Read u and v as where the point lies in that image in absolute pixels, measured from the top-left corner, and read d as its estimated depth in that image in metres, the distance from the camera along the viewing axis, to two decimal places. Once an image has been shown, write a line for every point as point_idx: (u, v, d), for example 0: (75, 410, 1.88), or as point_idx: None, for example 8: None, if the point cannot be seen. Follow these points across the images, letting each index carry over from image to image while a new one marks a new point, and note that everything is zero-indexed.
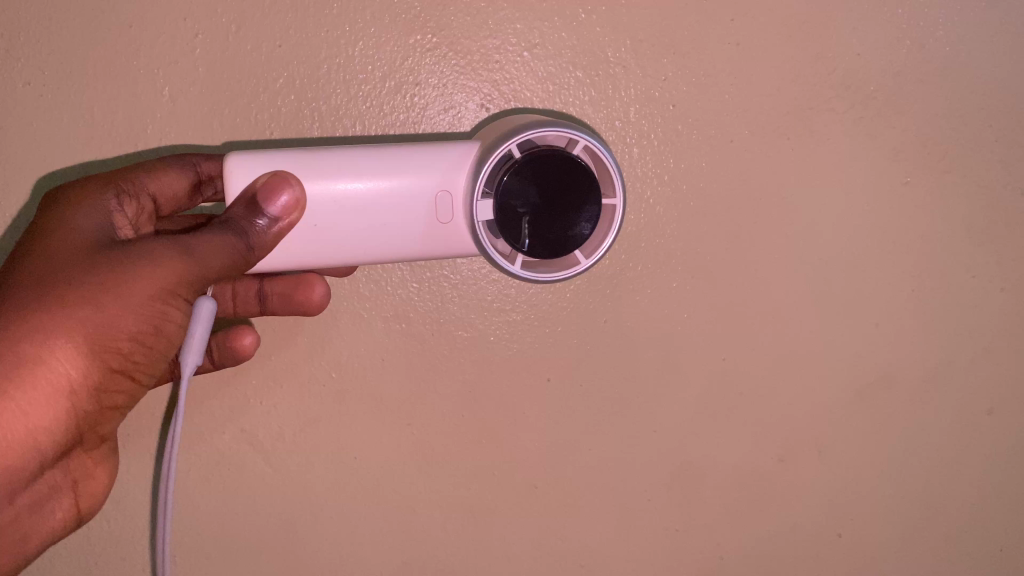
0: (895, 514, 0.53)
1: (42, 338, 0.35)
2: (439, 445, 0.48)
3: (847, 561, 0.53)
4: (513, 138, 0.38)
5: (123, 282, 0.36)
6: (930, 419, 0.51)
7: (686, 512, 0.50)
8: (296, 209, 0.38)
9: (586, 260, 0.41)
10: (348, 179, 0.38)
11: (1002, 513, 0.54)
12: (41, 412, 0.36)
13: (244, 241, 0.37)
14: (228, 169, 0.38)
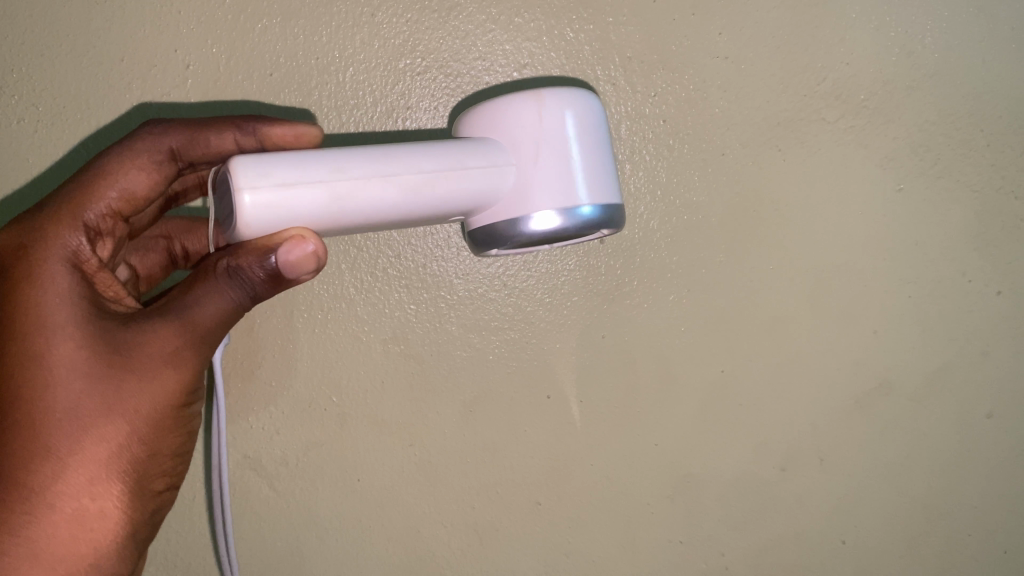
0: (902, 520, 0.52)
1: (98, 486, 0.31)
2: (441, 464, 0.47)
3: (856, 569, 0.52)
4: (550, 229, 0.35)
5: (157, 403, 0.32)
6: (935, 426, 0.51)
7: (689, 525, 0.50)
8: (314, 268, 0.32)
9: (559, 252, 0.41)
10: (375, 218, 0.33)
11: (1010, 516, 0.53)
12: (110, 564, 0.32)
13: (252, 299, 0.33)
14: (243, 226, 0.30)
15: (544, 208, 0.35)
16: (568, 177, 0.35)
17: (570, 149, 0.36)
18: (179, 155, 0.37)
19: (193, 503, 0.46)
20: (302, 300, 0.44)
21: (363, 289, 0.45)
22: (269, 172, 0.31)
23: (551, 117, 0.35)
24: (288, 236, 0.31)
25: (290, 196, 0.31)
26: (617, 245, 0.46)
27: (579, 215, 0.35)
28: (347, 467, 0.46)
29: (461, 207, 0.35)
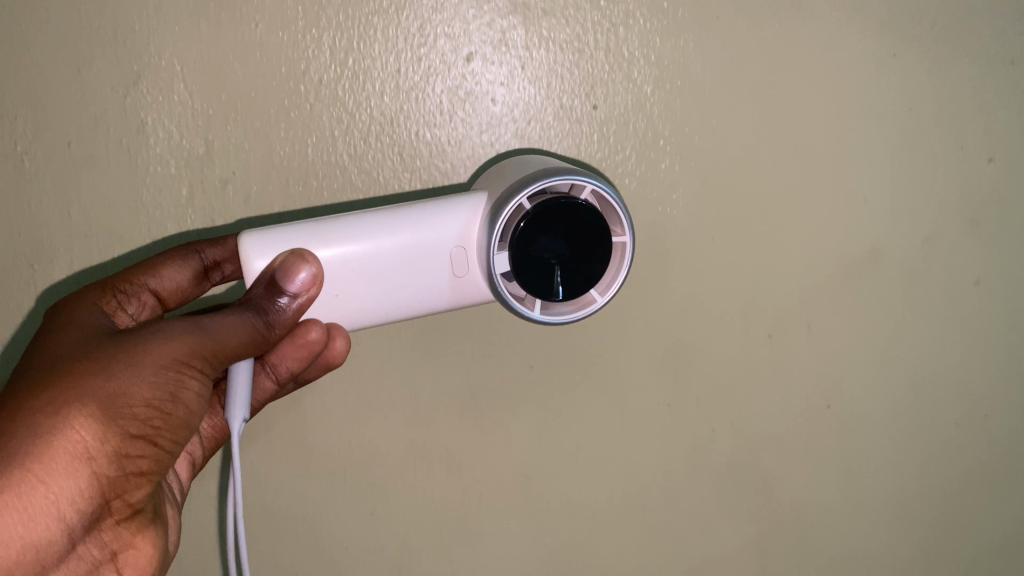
0: (885, 387, 0.53)
1: (61, 405, 0.34)
2: (439, 332, 0.47)
3: (837, 431, 0.54)
4: (524, 191, 0.39)
5: (136, 353, 0.36)
6: (923, 294, 0.52)
7: (678, 389, 0.51)
8: (314, 285, 0.39)
9: (601, 298, 0.42)
10: (367, 248, 0.40)
11: (990, 380, 0.54)
12: (60, 480, 0.33)
13: (263, 319, 0.39)
14: (243, 251, 0.38)
15: (514, 187, 0.39)
16: (529, 171, 0.41)
17: (526, 165, 0.42)
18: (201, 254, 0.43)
19: None
20: (298, 170, 0.45)
21: (356, 161, 0.45)
22: (265, 232, 0.38)
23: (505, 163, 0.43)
24: (282, 259, 0.38)
25: (282, 230, 0.39)
26: (611, 112, 0.46)
27: (549, 177, 0.39)
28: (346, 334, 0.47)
29: (443, 227, 0.41)
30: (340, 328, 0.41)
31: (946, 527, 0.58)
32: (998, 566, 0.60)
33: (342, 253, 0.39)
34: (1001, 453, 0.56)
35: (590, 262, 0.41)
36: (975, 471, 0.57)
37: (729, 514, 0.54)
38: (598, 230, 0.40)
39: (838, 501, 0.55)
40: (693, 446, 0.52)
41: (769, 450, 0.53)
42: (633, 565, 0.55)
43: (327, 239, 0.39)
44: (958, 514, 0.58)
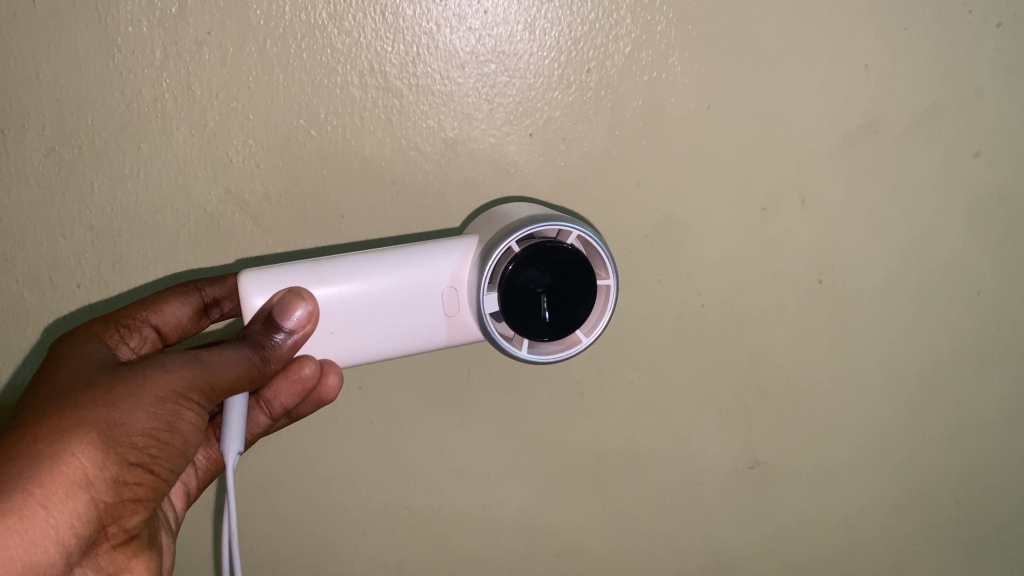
0: (878, 262, 0.51)
1: (61, 435, 0.34)
2: (427, 205, 0.47)
3: (827, 305, 0.52)
4: (514, 235, 0.40)
5: (137, 384, 0.37)
6: (927, 168, 0.50)
7: (669, 262, 0.49)
8: (309, 321, 0.40)
9: (586, 339, 0.44)
10: (362, 290, 0.41)
11: (989, 259, 0.52)
12: (60, 505, 0.34)
13: (260, 353, 0.40)
14: (242, 289, 0.39)
15: (504, 231, 0.41)
16: (518, 216, 0.43)
17: (516, 208, 0.44)
18: (201, 291, 0.46)
19: (177, 240, 0.47)
20: (275, 31, 0.43)
21: (336, 23, 0.43)
22: (268, 270, 0.40)
23: (494, 210, 0.45)
24: (279, 297, 0.39)
25: (280, 272, 0.40)
26: None
27: (538, 222, 0.41)
28: (331, 202, 0.46)
29: (435, 269, 0.42)
30: (333, 365, 0.43)
31: (944, 414, 0.56)
32: (996, 455, 0.58)
33: (338, 291, 0.41)
34: (997, 337, 0.55)
35: (576, 300, 0.43)
36: (977, 358, 0.55)
37: (720, 395, 0.53)
38: (584, 272, 0.42)
39: (832, 385, 0.54)
40: (687, 325, 0.51)
41: (764, 330, 0.52)
42: (618, 443, 0.54)
43: (323, 279, 0.40)
44: (957, 402, 0.56)
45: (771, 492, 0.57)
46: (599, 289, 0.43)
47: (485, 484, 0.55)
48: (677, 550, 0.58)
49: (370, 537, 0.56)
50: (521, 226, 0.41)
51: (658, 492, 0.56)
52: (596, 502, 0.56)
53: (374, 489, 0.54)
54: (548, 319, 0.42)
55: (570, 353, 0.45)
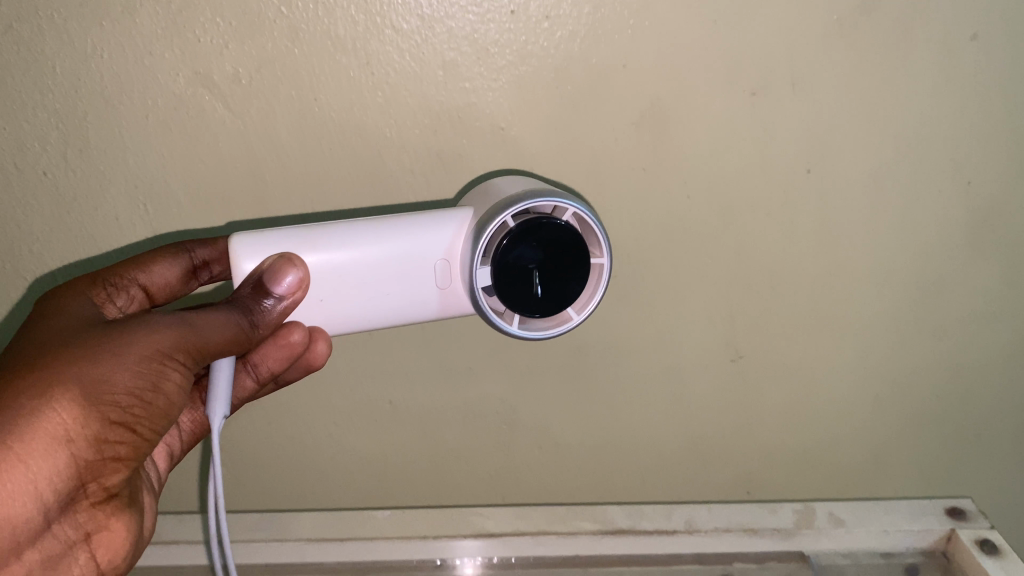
0: (873, 152, 0.48)
1: (44, 390, 0.36)
2: (405, 88, 0.44)
3: (817, 196, 0.49)
4: (508, 211, 0.40)
5: (124, 344, 0.39)
6: (940, 53, 0.45)
7: (655, 150, 0.47)
8: (299, 288, 0.42)
9: (578, 316, 0.45)
10: (352, 259, 0.43)
11: (999, 151, 0.48)
12: (39, 459, 0.36)
13: (249, 318, 0.43)
14: (234, 252, 0.41)
15: (499, 205, 0.41)
16: (516, 190, 0.43)
17: (516, 179, 0.44)
18: (191, 254, 0.46)
19: (145, 124, 0.45)
20: None
21: None
22: (259, 233, 0.42)
23: (490, 179, 0.45)
24: (269, 263, 0.42)
25: (273, 238, 0.42)
26: None
27: (533, 199, 0.41)
28: (302, 85, 0.44)
29: (427, 241, 0.43)
30: (322, 333, 0.46)
31: (945, 319, 0.54)
32: (1000, 364, 0.56)
33: (332, 258, 0.43)
34: (999, 236, 0.51)
35: (568, 277, 0.43)
36: (988, 265, 0.52)
37: (707, 292, 0.52)
38: (578, 249, 0.42)
39: (814, 280, 0.52)
40: (675, 219, 0.49)
41: (755, 226, 0.49)
42: (602, 337, 0.53)
43: (316, 246, 0.42)
44: (961, 309, 0.54)
45: (754, 388, 0.57)
46: (593, 267, 0.44)
47: (468, 378, 0.55)
48: (658, 442, 0.59)
49: (353, 428, 0.57)
50: (516, 201, 0.41)
51: (641, 386, 0.56)
52: (581, 397, 0.56)
53: (357, 380, 0.54)
54: (540, 295, 0.43)
55: (561, 329, 0.45)
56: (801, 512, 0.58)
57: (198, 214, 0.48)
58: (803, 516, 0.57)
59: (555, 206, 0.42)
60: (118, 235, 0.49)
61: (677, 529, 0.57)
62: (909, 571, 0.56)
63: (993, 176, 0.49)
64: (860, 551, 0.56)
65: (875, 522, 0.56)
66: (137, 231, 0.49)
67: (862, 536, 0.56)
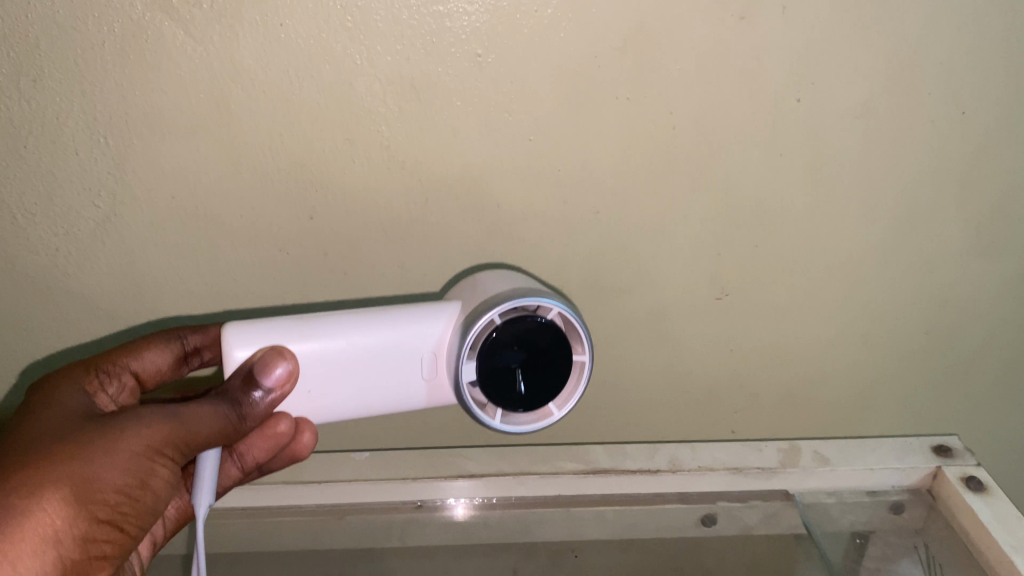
0: (867, 82, 0.45)
1: (35, 492, 0.36)
2: (376, 12, 0.42)
3: (805, 127, 0.47)
4: (495, 308, 0.42)
5: (112, 438, 0.40)
6: None
7: (639, 79, 0.44)
8: (288, 380, 0.43)
9: (558, 412, 0.45)
10: (342, 352, 0.44)
11: (1000, 81, 0.46)
12: (29, 564, 0.36)
13: (236, 411, 0.43)
14: (226, 341, 0.42)
15: (486, 305, 0.43)
16: (505, 289, 0.44)
17: (504, 279, 0.46)
18: (182, 342, 0.50)
19: (101, 52, 0.43)
20: None
21: None
22: (253, 324, 0.43)
23: (475, 278, 0.47)
24: (261, 353, 0.43)
25: (266, 330, 0.43)
26: None
27: (518, 299, 0.43)
28: (267, 10, 0.41)
29: (416, 336, 0.44)
30: (308, 420, 0.48)
31: (936, 256, 0.53)
32: (989, 300, 0.55)
33: (323, 346, 0.44)
34: (995, 170, 0.49)
35: (550, 374, 0.44)
36: (979, 197, 0.50)
37: (693, 229, 0.50)
38: (559, 349, 0.44)
39: (802, 216, 0.50)
40: (660, 151, 0.47)
41: (741, 158, 0.48)
42: (585, 276, 0.52)
43: (308, 335, 0.43)
44: (951, 246, 0.52)
45: (740, 327, 0.55)
46: (575, 364, 0.45)
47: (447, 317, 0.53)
48: (642, 382, 0.58)
49: None
50: (504, 300, 0.43)
51: (625, 326, 0.55)
52: None
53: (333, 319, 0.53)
54: (523, 391, 0.44)
55: (542, 424, 0.46)
56: (786, 451, 0.57)
57: (158, 151, 0.46)
58: (789, 455, 0.57)
59: (539, 306, 0.43)
60: (78, 170, 0.46)
61: (661, 469, 0.56)
62: (893, 509, 0.57)
63: (994, 109, 0.47)
64: (844, 489, 0.57)
65: (860, 461, 0.56)
66: (98, 168, 0.46)
67: (845, 475, 0.56)
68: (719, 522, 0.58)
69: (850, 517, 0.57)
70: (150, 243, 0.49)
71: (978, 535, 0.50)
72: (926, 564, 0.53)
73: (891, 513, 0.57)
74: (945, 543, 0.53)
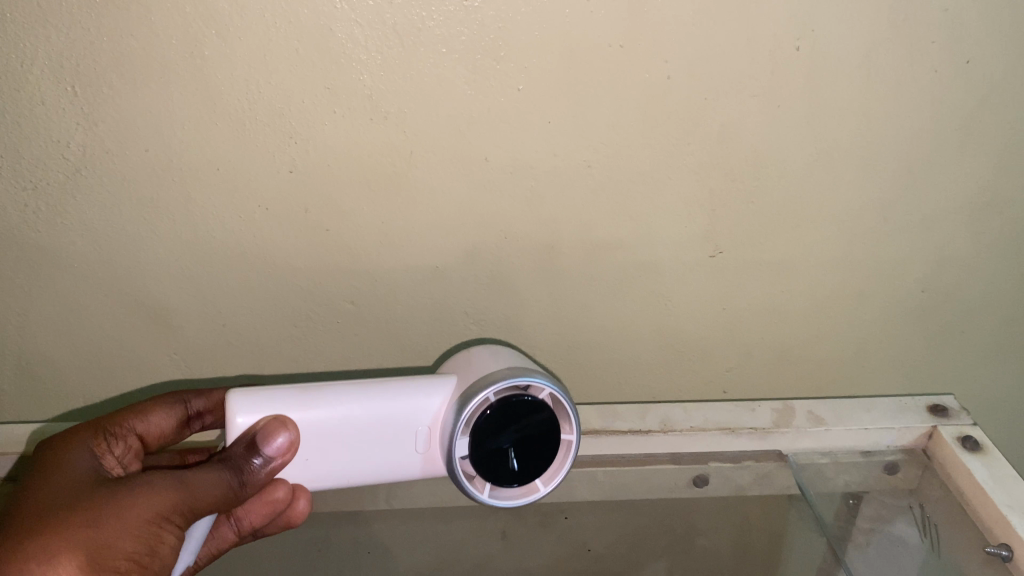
0: (870, 30, 0.43)
1: (47, 558, 0.36)
2: None
3: (805, 77, 0.45)
4: (492, 386, 0.44)
5: (122, 505, 0.39)
6: None
7: (633, 25, 0.42)
8: (289, 449, 0.43)
9: (545, 488, 0.47)
10: (340, 423, 0.45)
11: (1008, 30, 0.44)
12: None
13: (238, 478, 0.43)
14: (230, 408, 0.43)
15: (482, 383, 0.44)
16: (496, 366, 0.46)
17: (497, 357, 0.47)
18: (186, 406, 0.51)
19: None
20: None
21: None
22: (255, 390, 0.44)
23: (464, 356, 0.49)
24: (262, 423, 0.43)
25: (266, 399, 0.44)
26: None
27: (512, 378, 0.44)
28: None
29: (414, 409, 0.45)
30: (305, 489, 0.49)
31: (934, 212, 0.51)
32: (987, 256, 0.54)
33: (323, 417, 0.44)
34: (997, 123, 0.48)
35: (539, 451, 0.45)
36: (981, 149, 0.49)
37: (686, 184, 0.49)
38: (548, 427, 0.45)
39: (799, 171, 0.49)
40: (654, 101, 0.45)
41: (738, 110, 0.46)
42: (574, 231, 0.50)
43: (306, 405, 0.44)
44: (949, 201, 0.51)
45: (733, 284, 0.54)
46: (562, 443, 0.46)
47: (433, 274, 0.52)
48: (633, 341, 0.57)
49: (314, 330, 0.54)
50: (500, 379, 0.44)
51: (617, 283, 0.53)
52: (553, 297, 0.54)
53: (316, 276, 0.51)
54: (514, 467, 0.45)
55: (527, 500, 0.47)
56: (779, 411, 0.56)
57: (130, 101, 0.44)
58: (783, 415, 0.56)
59: (531, 385, 0.45)
60: (45, 120, 0.44)
61: (652, 431, 0.55)
62: (887, 469, 0.56)
63: (1000, 59, 0.45)
64: (839, 449, 0.56)
65: (854, 421, 0.55)
66: (66, 118, 0.44)
67: (840, 434, 0.55)
68: (710, 482, 0.57)
69: (844, 477, 0.56)
70: (124, 197, 0.47)
71: (973, 494, 0.49)
72: (922, 525, 0.53)
73: (885, 473, 0.56)
74: (939, 502, 0.52)
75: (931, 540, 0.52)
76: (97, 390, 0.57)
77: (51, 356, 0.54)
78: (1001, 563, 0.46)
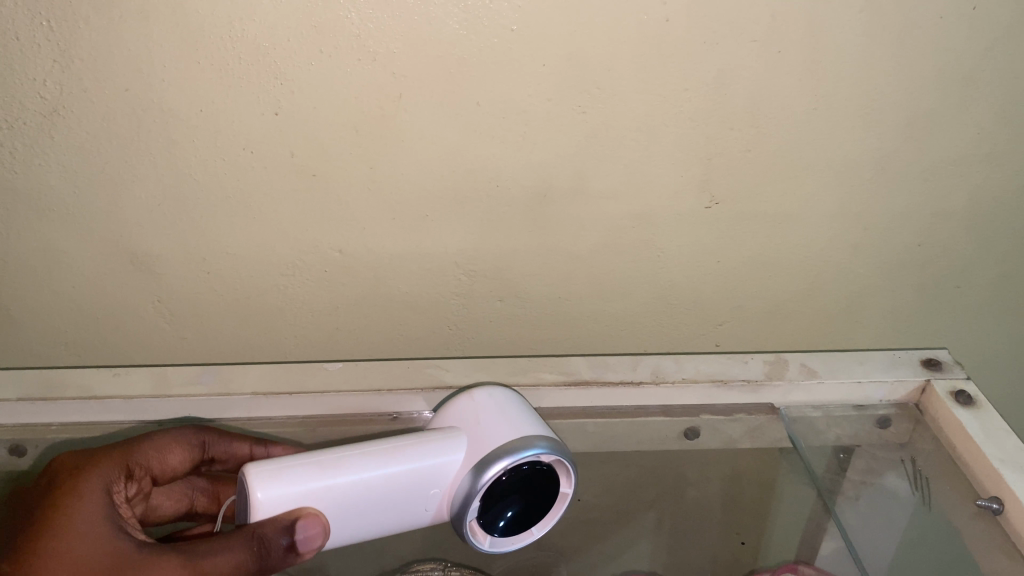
0: None
1: None
2: None
3: (807, 19, 0.43)
4: (510, 459, 0.45)
5: None
6: None
7: None
8: (316, 537, 0.43)
9: (539, 532, 0.50)
10: (361, 496, 0.44)
11: None
12: None
13: (257, 563, 0.41)
14: (257, 489, 0.41)
15: (498, 453, 0.45)
16: (506, 426, 0.47)
17: (501, 415, 0.47)
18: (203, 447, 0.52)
19: None
20: None
21: None
22: (273, 463, 0.43)
23: (470, 403, 0.49)
24: (300, 509, 0.42)
25: (291, 481, 0.42)
26: None
27: (512, 455, 0.45)
28: None
29: (427, 473, 0.45)
30: None
31: (935, 163, 0.50)
32: (985, 208, 0.53)
33: (346, 491, 0.43)
34: (1001, 70, 0.47)
35: (540, 507, 0.48)
36: (983, 99, 0.48)
37: (684, 131, 0.48)
38: (551, 485, 0.48)
39: (799, 119, 0.48)
40: (650, 45, 0.44)
41: (738, 54, 0.44)
42: (567, 178, 0.49)
43: (328, 475, 0.43)
44: (950, 152, 0.50)
45: (729, 235, 0.53)
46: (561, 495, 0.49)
47: (422, 224, 0.51)
48: (625, 292, 0.56)
49: (301, 279, 0.53)
50: (516, 450, 0.45)
51: (610, 234, 0.52)
52: (545, 247, 0.53)
53: (303, 223, 0.50)
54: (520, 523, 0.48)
55: (522, 541, 0.50)
56: (772, 364, 0.56)
57: (110, 40, 0.42)
58: (775, 367, 0.55)
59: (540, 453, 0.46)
60: (19, 56, 0.42)
61: (644, 381, 0.55)
62: (879, 423, 0.55)
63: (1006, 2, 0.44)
64: (831, 403, 0.56)
65: (847, 374, 0.55)
66: (43, 56, 0.42)
67: (832, 388, 0.55)
68: (702, 435, 0.57)
69: (836, 430, 0.56)
70: (106, 139, 0.46)
71: (966, 447, 0.49)
72: (912, 478, 0.53)
73: (877, 427, 0.55)
74: (932, 455, 0.52)
75: (922, 494, 0.52)
76: (80, 336, 0.56)
77: (32, 301, 0.53)
78: (992, 516, 0.46)
